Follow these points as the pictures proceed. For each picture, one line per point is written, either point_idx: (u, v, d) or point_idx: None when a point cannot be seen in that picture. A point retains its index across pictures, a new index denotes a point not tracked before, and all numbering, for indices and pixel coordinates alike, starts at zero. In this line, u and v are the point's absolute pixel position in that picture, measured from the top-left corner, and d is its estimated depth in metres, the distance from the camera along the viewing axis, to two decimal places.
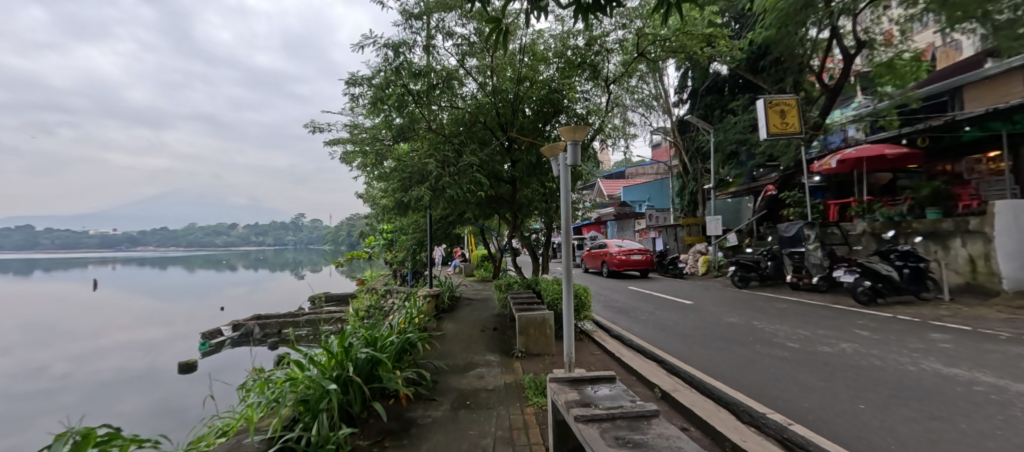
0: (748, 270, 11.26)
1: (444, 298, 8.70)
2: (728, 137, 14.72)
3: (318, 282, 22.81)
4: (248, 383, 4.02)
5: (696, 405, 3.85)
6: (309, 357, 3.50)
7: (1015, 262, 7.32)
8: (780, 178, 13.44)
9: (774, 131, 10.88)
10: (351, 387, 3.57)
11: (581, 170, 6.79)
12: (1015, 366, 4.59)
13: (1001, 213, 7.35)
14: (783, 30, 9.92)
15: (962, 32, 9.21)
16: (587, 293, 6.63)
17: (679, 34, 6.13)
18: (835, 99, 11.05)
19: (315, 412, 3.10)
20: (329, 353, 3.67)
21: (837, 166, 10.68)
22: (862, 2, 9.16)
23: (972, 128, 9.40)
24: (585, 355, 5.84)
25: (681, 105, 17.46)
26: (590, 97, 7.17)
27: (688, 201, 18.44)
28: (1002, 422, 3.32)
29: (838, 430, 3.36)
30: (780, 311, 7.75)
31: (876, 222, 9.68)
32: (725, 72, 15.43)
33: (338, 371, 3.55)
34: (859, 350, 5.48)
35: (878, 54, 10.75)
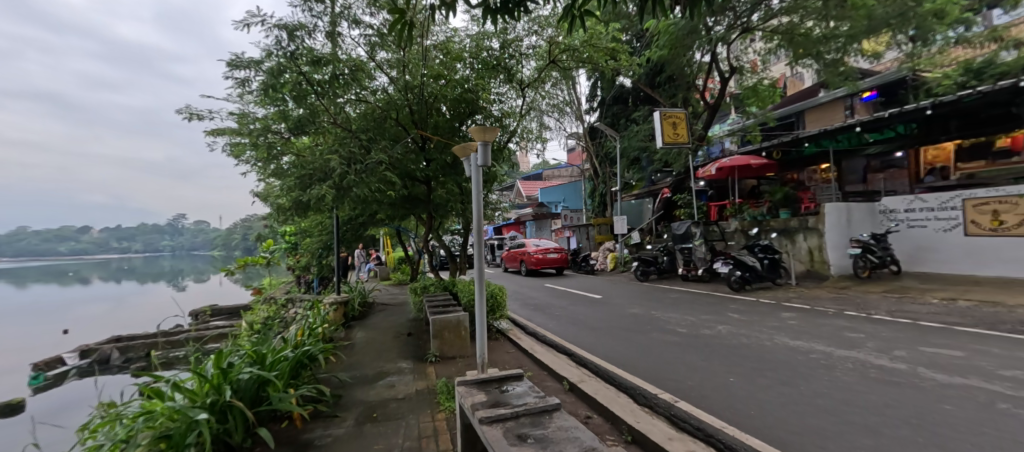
0: (648, 265, 12.36)
1: (354, 306, 8.12)
2: (632, 144, 16.20)
3: (205, 293, 19.83)
4: (93, 421, 3.38)
5: (598, 394, 4.14)
6: (174, 385, 3.12)
7: (837, 251, 9.40)
8: (673, 182, 14.95)
9: (668, 140, 12.18)
10: (231, 415, 3.25)
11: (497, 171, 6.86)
12: (837, 336, 5.79)
13: (830, 212, 9.39)
14: (674, 51, 11.23)
15: (803, 66, 11.25)
16: (501, 292, 6.69)
17: (586, 46, 6.58)
18: (714, 115, 12.77)
19: (179, 448, 2.73)
20: (201, 378, 3.28)
21: (716, 173, 12.31)
22: (734, 34, 10.81)
23: (811, 144, 11.58)
24: (499, 353, 5.94)
25: (591, 113, 18.66)
26: (505, 100, 7.27)
27: (598, 202, 19.76)
28: (828, 382, 4.17)
29: (711, 402, 3.90)
30: (672, 301, 8.71)
31: (744, 221, 11.41)
32: (628, 85, 16.81)
33: (214, 397, 3.21)
34: (732, 330, 6.41)
35: (747, 78, 12.77)
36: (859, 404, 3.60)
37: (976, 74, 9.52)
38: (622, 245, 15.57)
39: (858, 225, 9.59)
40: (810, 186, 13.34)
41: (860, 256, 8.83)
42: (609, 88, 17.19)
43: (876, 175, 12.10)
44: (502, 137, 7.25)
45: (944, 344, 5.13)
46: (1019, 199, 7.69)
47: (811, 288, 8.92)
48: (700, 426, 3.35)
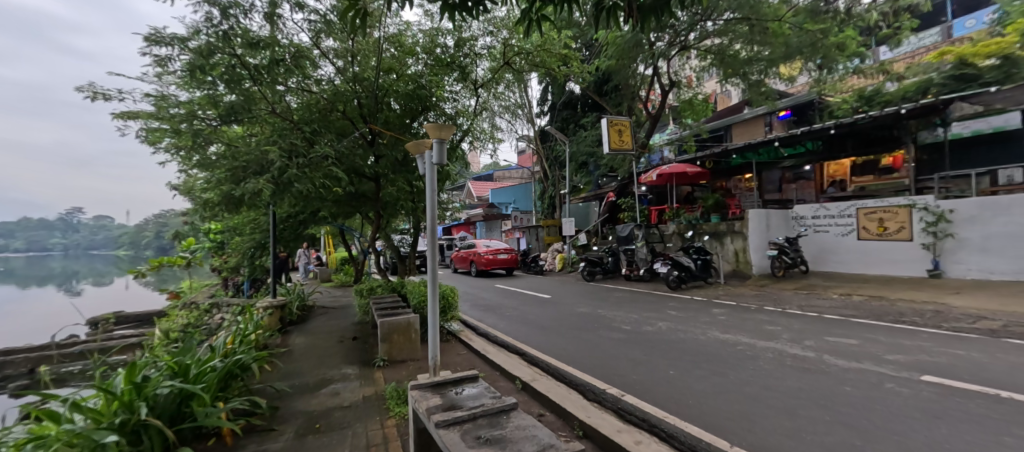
0: (595, 265, 12.71)
1: (292, 310, 7.56)
2: (580, 149, 16.80)
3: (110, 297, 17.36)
4: None
5: (550, 392, 4.21)
6: (73, 404, 2.67)
7: (758, 253, 10.42)
8: (618, 186, 15.67)
9: (613, 147, 12.76)
10: (145, 435, 2.85)
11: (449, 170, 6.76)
12: (759, 329, 6.41)
13: (752, 218, 10.41)
14: (621, 62, 11.84)
15: (731, 85, 12.35)
16: (453, 293, 6.58)
17: (539, 50, 6.74)
18: (656, 125, 13.66)
19: None
20: (108, 395, 2.86)
21: (657, 179, 13.10)
22: (673, 50, 11.69)
23: (738, 156, 12.84)
24: (450, 356, 5.82)
25: (542, 117, 19.03)
26: (458, 99, 7.19)
27: (547, 204, 20.18)
28: (752, 371, 4.60)
29: (653, 394, 4.13)
30: (617, 300, 9.12)
31: (680, 225, 12.25)
32: (578, 91, 17.34)
33: (124, 416, 2.80)
34: (671, 326, 6.85)
35: (684, 92, 13.86)
36: (779, 389, 4.02)
37: (867, 101, 11.94)
38: (570, 246, 16.00)
39: (775, 230, 10.76)
40: (735, 193, 14.78)
41: (776, 257, 9.95)
42: (559, 93, 17.67)
43: (789, 185, 13.91)
44: (455, 136, 7.17)
45: (844, 334, 5.88)
46: (898, 208, 9.07)
47: (736, 286, 9.81)
48: (646, 417, 3.51)
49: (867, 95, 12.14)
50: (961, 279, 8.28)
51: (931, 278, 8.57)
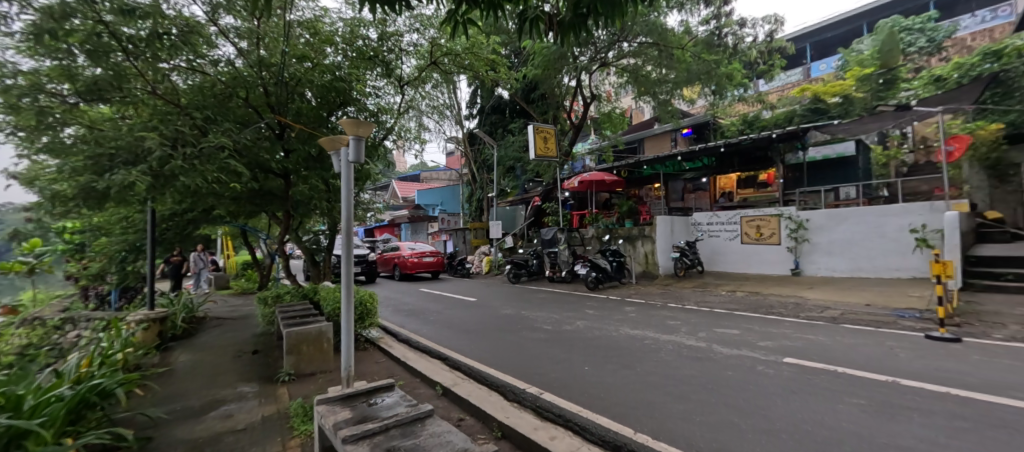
0: (520, 268, 12.97)
1: (176, 323, 6.63)
2: (507, 154, 17.08)
3: None
4: None
5: (472, 395, 4.02)
6: None
7: (664, 256, 11.49)
8: (544, 191, 16.25)
9: (539, 153, 13.13)
10: None
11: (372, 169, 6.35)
12: (664, 324, 7.06)
13: (660, 223, 11.48)
14: (547, 72, 12.34)
15: (643, 102, 13.48)
16: (372, 299, 6.29)
17: (468, 52, 6.76)
18: (578, 135, 14.48)
19: None
20: None
21: (578, 186, 13.82)
22: (594, 65, 12.48)
23: (649, 167, 14.13)
24: (365, 365, 5.48)
25: (471, 119, 19.04)
26: (381, 95, 6.92)
27: (475, 206, 20.23)
28: (655, 361, 5.04)
29: (568, 388, 4.27)
30: (541, 300, 9.42)
31: (598, 229, 13.03)
32: (506, 97, 17.65)
33: None
34: (588, 325, 7.26)
35: (604, 105, 14.83)
36: (675, 375, 4.42)
37: (749, 126, 14.60)
38: (496, 249, 16.09)
39: (678, 234, 11.95)
40: (647, 201, 16.04)
41: (679, 258, 11.15)
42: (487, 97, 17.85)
43: (690, 195, 15.56)
44: (379, 134, 6.87)
45: (731, 325, 6.73)
46: (770, 217, 10.68)
47: (645, 286, 10.71)
48: (564, 414, 3.48)
49: (750, 120, 14.80)
50: (817, 276, 9.95)
51: (794, 276, 10.15)
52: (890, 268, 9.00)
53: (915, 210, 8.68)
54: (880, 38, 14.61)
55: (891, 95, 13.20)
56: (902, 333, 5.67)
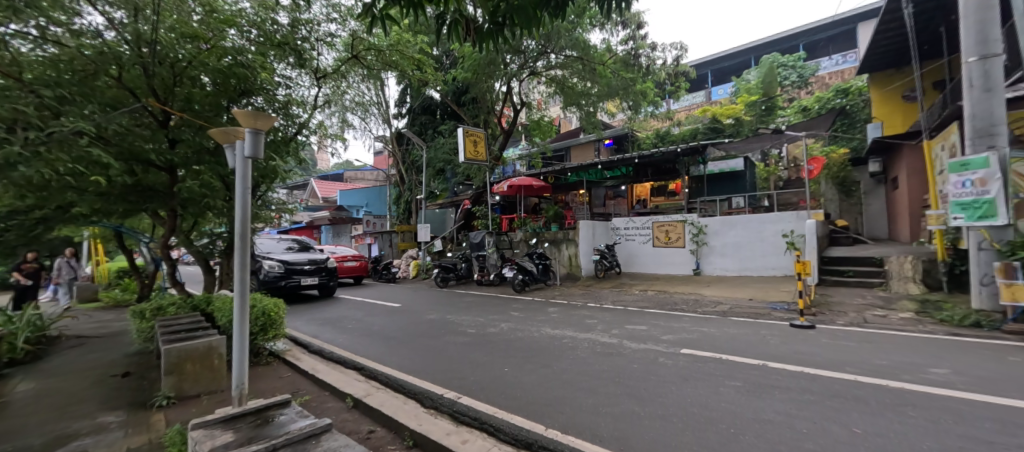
0: (448, 271, 12.68)
1: (20, 345, 5.67)
2: (437, 156, 16.85)
3: None
4: None
5: (384, 405, 3.72)
6: None
7: (586, 259, 12.08)
8: (473, 195, 16.28)
9: (469, 157, 13.09)
10: None
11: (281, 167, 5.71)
12: (583, 323, 7.41)
13: (583, 228, 12.07)
14: (478, 76, 12.39)
15: (570, 112, 14.09)
16: (277, 308, 5.67)
17: (392, 49, 6.68)
18: (508, 140, 14.75)
19: None
20: None
21: (507, 190, 14.03)
22: (524, 73, 12.79)
23: (573, 174, 14.80)
24: (267, 381, 4.81)
25: (400, 118, 18.54)
26: (293, 86, 6.49)
27: (403, 209, 19.67)
28: (571, 359, 5.25)
29: (485, 390, 4.24)
30: (467, 304, 9.40)
31: (526, 232, 13.31)
32: (437, 98, 17.45)
33: None
34: (512, 327, 7.39)
35: (534, 113, 15.23)
36: (587, 371, 4.62)
37: (661, 139, 16.10)
38: (424, 253, 15.69)
39: (598, 238, 12.64)
40: (572, 206, 16.66)
41: (599, 261, 11.83)
42: (417, 97, 17.51)
43: (611, 201, 16.52)
44: (290, 128, 6.38)
45: (642, 322, 7.25)
46: (675, 223, 11.78)
47: (569, 287, 11.14)
48: (478, 416, 3.47)
49: (661, 135, 16.35)
50: (715, 275, 11.05)
51: (697, 276, 11.20)
52: (767, 267, 10.43)
53: (786, 218, 10.24)
54: (763, 71, 17.32)
55: (771, 121, 16.00)
56: (774, 322, 6.57)
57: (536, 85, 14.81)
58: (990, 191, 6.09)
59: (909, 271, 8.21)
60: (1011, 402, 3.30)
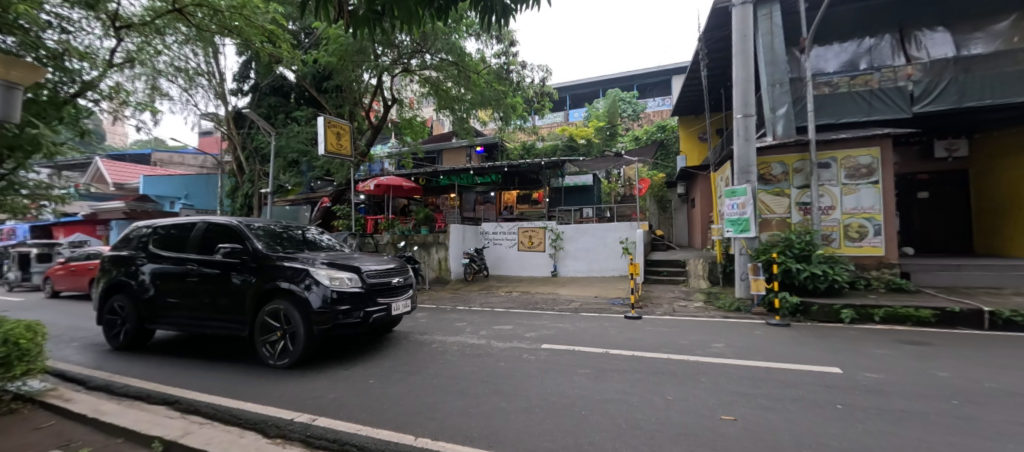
0: None
1: None
2: (290, 144, 14.99)
3: None
4: None
5: (215, 441, 3.10)
6: None
7: (456, 262, 12.21)
8: (335, 192, 15.19)
9: (329, 149, 12.02)
10: None
11: (48, 138, 4.20)
12: (451, 326, 7.47)
13: (453, 231, 12.18)
14: (342, 62, 11.58)
15: (443, 116, 14.10)
16: (27, 334, 4.12)
17: (237, 14, 5.93)
18: (376, 136, 14.11)
19: None
20: None
21: (374, 189, 13.35)
22: (397, 68, 12.39)
23: (445, 178, 14.87)
24: (9, 437, 3.34)
25: (240, 96, 16.25)
26: (71, 33, 5.31)
27: (241, 203, 17.07)
28: (440, 362, 5.22)
29: (345, 406, 3.86)
30: None
31: (394, 235, 12.86)
32: (291, 79, 15.86)
33: None
34: (375, 335, 7.02)
35: (406, 111, 14.91)
36: (455, 374, 4.64)
37: (527, 151, 17.38)
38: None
39: (467, 242, 12.89)
40: (442, 210, 16.53)
41: (469, 264, 12.10)
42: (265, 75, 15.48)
43: (481, 206, 16.76)
44: (65, 86, 4.98)
45: (507, 322, 7.65)
46: (537, 229, 12.68)
47: (437, 291, 11.08)
48: (338, 438, 3.19)
49: (527, 148, 17.56)
50: (570, 277, 12.20)
51: (555, 278, 12.21)
52: (609, 268, 12.00)
53: (623, 227, 11.92)
54: (608, 102, 20.35)
55: (613, 145, 18.44)
56: (614, 316, 7.59)
57: (409, 83, 14.49)
58: (746, 212, 7.92)
59: (701, 270, 10.25)
60: (763, 363, 4.44)
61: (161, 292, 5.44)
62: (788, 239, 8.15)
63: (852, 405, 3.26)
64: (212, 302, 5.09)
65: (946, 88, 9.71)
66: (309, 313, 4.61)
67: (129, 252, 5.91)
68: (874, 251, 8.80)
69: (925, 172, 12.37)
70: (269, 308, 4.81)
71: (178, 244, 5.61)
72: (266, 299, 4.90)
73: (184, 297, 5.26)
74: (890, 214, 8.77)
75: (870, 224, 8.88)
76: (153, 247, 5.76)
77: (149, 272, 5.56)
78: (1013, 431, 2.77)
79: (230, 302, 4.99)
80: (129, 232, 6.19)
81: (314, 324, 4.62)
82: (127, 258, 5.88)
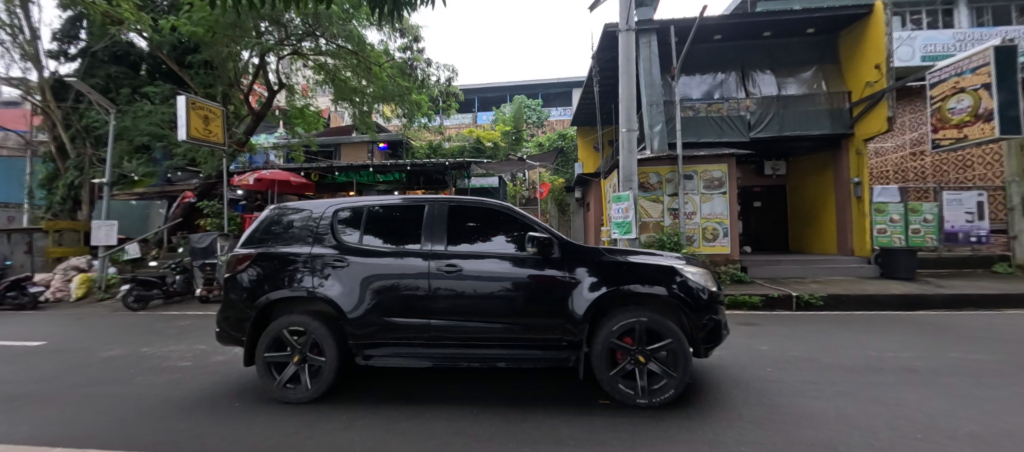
0: (150, 288, 9.55)
1: None
2: (139, 125, 12.26)
3: None
4: None
5: None
6: None
7: None
8: (201, 187, 13.48)
9: (194, 134, 10.29)
10: None
11: None
12: None
13: None
14: (213, 35, 10.07)
15: (341, 108, 13.13)
16: None
17: None
18: (257, 123, 12.64)
19: None
20: None
21: (254, 184, 11.88)
22: (285, 49, 11.18)
23: (341, 174, 13.84)
24: None
25: (64, 61, 13.09)
26: None
27: (66, 194, 13.77)
28: None
29: (204, 433, 2.82)
30: (180, 328, 7.24)
31: None
32: (142, 47, 13.37)
33: None
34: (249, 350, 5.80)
35: (296, 98, 13.47)
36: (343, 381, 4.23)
37: (433, 151, 17.08)
38: (106, 261, 11.05)
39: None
40: None
41: None
42: (102, 37, 12.60)
43: None
44: None
45: None
46: None
47: None
48: None
49: (433, 147, 17.31)
50: None
51: None
52: None
53: None
54: (513, 107, 20.98)
55: (518, 150, 19.04)
56: None
57: (299, 67, 13.16)
58: (629, 216, 8.75)
59: None
60: None
61: (403, 308, 3.18)
62: (661, 239, 9.26)
63: (701, 378, 3.84)
64: (531, 320, 3.08)
65: (770, 121, 12.05)
66: (699, 322, 3.08)
67: (307, 248, 3.36)
68: (722, 250, 10.52)
69: (758, 186, 15.18)
70: (621, 324, 3.06)
71: (415, 235, 3.35)
72: (604, 317, 3.15)
73: (481, 316, 3.12)
74: (734, 219, 10.57)
75: (720, 227, 10.58)
76: (362, 240, 3.38)
77: (374, 279, 3.19)
78: (805, 388, 3.54)
79: (566, 323, 3.06)
80: (273, 219, 3.59)
81: (702, 336, 3.11)
82: (306, 260, 3.32)
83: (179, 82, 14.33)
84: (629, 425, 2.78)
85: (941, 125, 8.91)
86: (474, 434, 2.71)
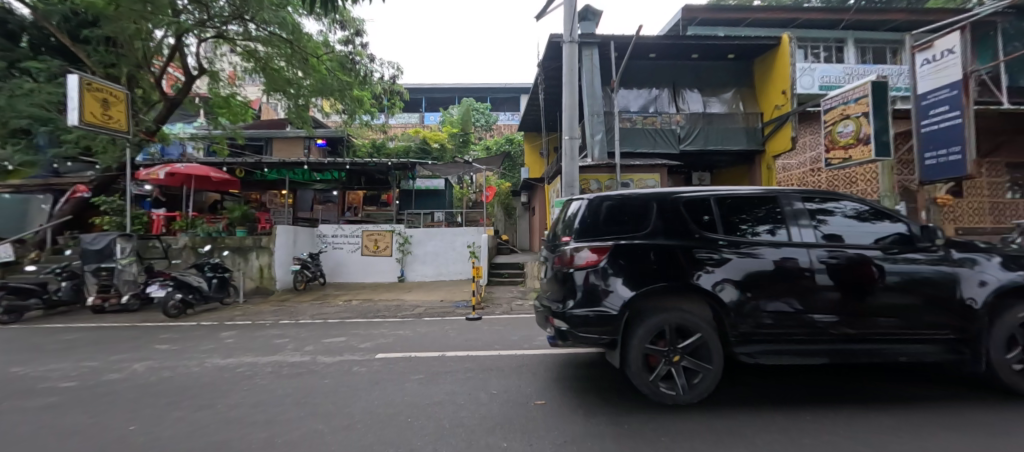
0: (26, 297, 8.18)
1: None
2: (13, 105, 10.21)
3: None
4: None
5: None
6: None
7: (282, 270, 10.65)
8: (98, 179, 11.65)
9: (90, 119, 9.00)
10: None
11: None
12: (267, 343, 6.36)
13: (279, 234, 10.59)
14: (116, 8, 8.90)
15: (273, 99, 12.19)
16: None
17: None
18: (170, 110, 11.40)
19: None
20: None
21: (165, 178, 10.65)
22: (208, 29, 10.16)
23: (271, 171, 12.80)
24: None
25: None
26: None
27: None
28: (245, 382, 4.37)
29: None
30: (65, 343, 6.27)
31: (196, 237, 10.45)
32: (25, 14, 11.52)
33: None
34: (151, 364, 5.18)
35: (220, 86, 12.11)
36: (263, 395, 3.89)
37: (376, 150, 16.42)
38: None
39: (300, 245, 11.43)
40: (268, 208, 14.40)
41: (300, 271, 10.74)
42: None
43: (318, 206, 15.10)
44: None
45: (337, 333, 6.93)
46: (383, 232, 12.03)
47: (253, 305, 9.32)
48: None
49: (376, 146, 16.64)
50: (417, 282, 11.96)
51: (401, 283, 11.80)
52: (456, 272, 12.22)
53: (470, 232, 12.32)
54: (461, 110, 20.75)
55: (465, 153, 18.84)
56: (455, 319, 7.72)
57: (224, 51, 12.02)
58: None
59: (536, 272, 11.34)
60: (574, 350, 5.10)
61: (786, 300, 3.04)
62: None
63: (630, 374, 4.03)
64: (916, 311, 3.04)
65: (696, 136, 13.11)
66: None
67: (665, 241, 3.15)
68: None
69: None
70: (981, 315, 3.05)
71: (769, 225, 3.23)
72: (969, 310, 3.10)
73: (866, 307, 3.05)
74: None
75: None
76: (725, 231, 3.21)
77: (748, 269, 3.06)
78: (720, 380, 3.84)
79: (962, 315, 3.04)
80: (609, 209, 3.33)
81: None
82: (667, 251, 3.11)
83: (73, 59, 12.48)
84: (562, 422, 2.83)
85: (832, 146, 10.22)
86: (404, 442, 2.61)
